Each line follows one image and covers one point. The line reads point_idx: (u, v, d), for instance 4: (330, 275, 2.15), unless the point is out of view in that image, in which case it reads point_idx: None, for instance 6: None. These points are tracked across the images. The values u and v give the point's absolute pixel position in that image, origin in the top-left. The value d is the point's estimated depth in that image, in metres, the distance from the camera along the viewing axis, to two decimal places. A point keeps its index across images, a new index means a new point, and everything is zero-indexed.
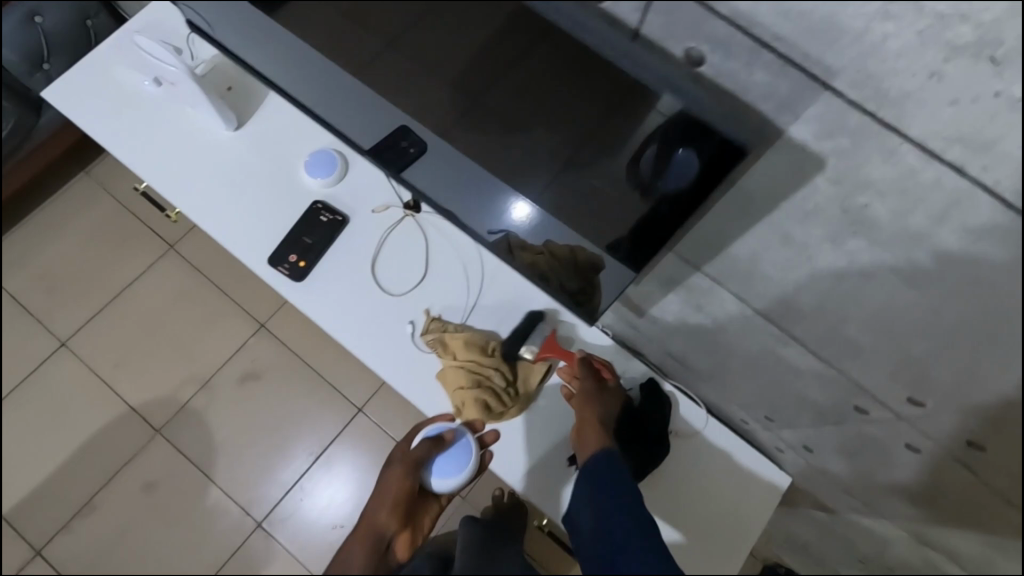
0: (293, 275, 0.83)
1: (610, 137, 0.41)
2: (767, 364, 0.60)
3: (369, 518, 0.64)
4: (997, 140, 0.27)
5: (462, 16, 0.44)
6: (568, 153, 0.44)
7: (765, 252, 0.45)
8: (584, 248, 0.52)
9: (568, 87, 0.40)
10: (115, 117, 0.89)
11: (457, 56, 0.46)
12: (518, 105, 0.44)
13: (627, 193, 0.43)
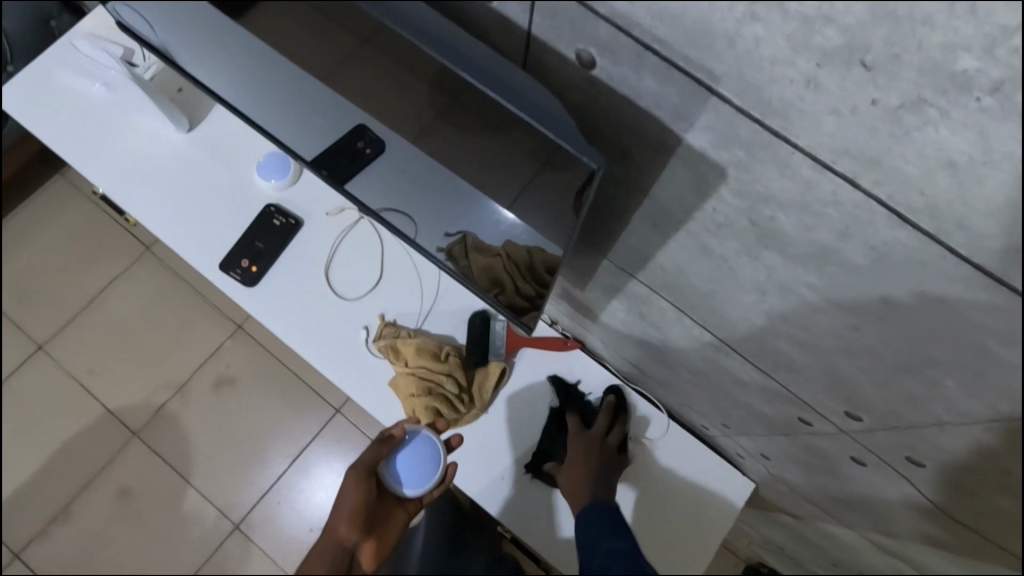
0: (245, 280, 0.81)
1: (501, 140, 0.39)
2: (712, 374, 0.58)
3: (330, 531, 0.61)
4: (881, 151, 0.25)
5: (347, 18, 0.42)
6: (470, 155, 0.42)
7: (689, 263, 0.43)
8: (545, 248, 0.48)
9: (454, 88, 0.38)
10: (65, 123, 0.88)
11: (358, 55, 0.44)
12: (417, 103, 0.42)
13: (534, 192, 0.41)
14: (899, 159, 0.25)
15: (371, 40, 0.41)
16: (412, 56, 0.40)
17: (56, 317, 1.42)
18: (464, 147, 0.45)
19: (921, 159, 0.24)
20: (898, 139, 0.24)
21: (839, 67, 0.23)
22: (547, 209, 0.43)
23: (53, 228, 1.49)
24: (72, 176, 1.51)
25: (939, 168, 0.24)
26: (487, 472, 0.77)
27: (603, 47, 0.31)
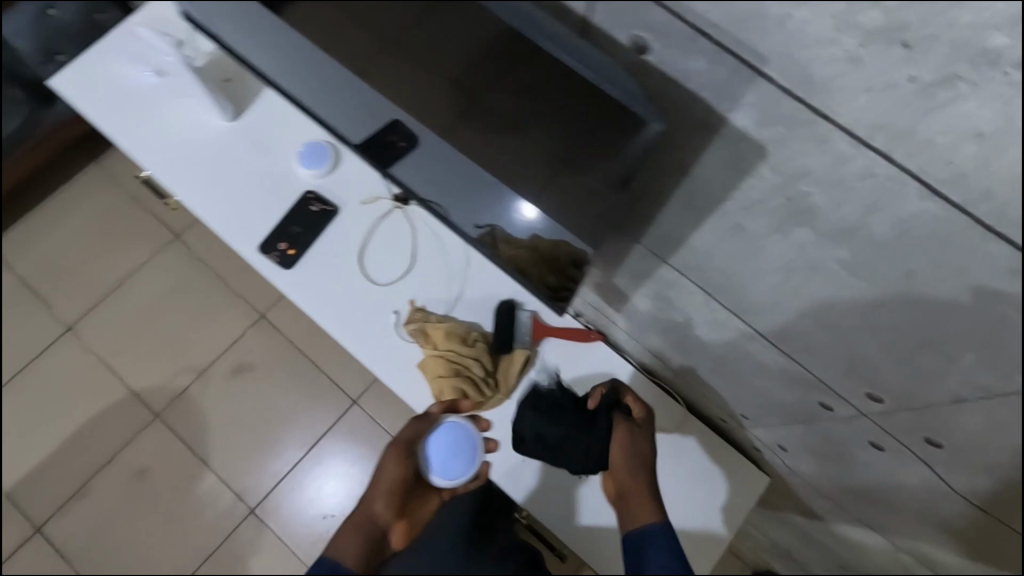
0: (282, 262, 0.85)
1: (537, 130, 0.44)
2: (733, 361, 0.60)
3: (368, 507, 0.68)
4: (912, 126, 0.28)
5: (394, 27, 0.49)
6: (507, 150, 0.47)
7: (720, 244, 0.46)
8: (568, 244, 0.50)
9: (491, 83, 0.44)
10: (118, 107, 0.92)
11: (398, 65, 0.51)
12: (455, 105, 0.48)
13: (567, 179, 0.46)
14: (928, 134, 0.27)
15: (424, 32, 0.47)
16: (449, 58, 0.46)
17: (84, 299, 1.46)
18: (480, 150, 0.50)
19: (948, 133, 0.27)
20: (929, 115, 0.27)
21: (879, 45, 0.26)
22: (564, 204, 0.47)
23: (84, 213, 1.52)
24: (106, 163, 1.55)
25: (964, 141, 0.26)
26: (507, 456, 0.80)
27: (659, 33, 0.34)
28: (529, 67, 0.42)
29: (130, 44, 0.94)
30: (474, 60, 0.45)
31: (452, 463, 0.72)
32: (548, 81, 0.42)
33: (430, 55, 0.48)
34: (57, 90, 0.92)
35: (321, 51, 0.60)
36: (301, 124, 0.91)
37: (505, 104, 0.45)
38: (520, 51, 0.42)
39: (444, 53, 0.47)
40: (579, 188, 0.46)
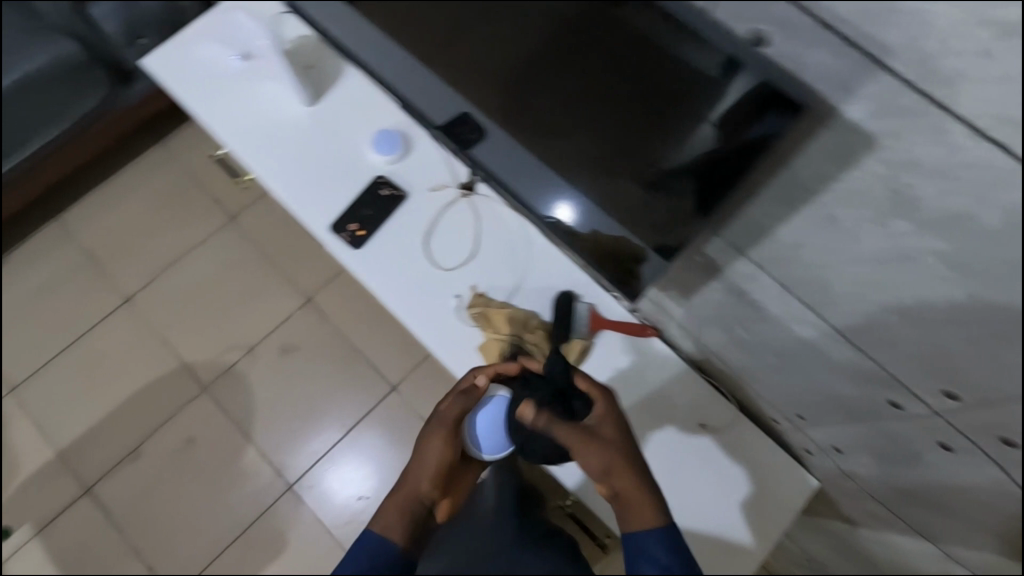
0: (352, 242, 0.89)
1: (588, 144, 0.59)
2: (800, 356, 0.62)
3: (413, 489, 0.66)
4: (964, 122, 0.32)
5: (481, 56, 0.64)
6: (567, 158, 0.62)
7: (810, 235, 0.48)
8: (627, 240, 0.63)
9: (553, 108, 0.60)
10: (206, 87, 0.97)
11: (483, 84, 0.66)
12: (529, 119, 0.63)
13: (609, 185, 0.60)
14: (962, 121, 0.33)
15: (505, 61, 0.62)
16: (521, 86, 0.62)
17: (142, 272, 1.52)
18: (549, 152, 0.64)
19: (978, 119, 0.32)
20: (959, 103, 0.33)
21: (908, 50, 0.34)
22: (610, 201, 0.61)
23: (146, 188, 1.59)
24: (171, 144, 1.62)
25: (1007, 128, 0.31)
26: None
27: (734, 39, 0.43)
28: (582, 96, 0.56)
29: (221, 29, 0.99)
30: (542, 88, 0.60)
31: (499, 440, 0.75)
32: (592, 108, 0.56)
33: (510, 79, 0.62)
34: (150, 70, 0.98)
35: (414, 60, 0.73)
36: (376, 112, 0.95)
37: (562, 123, 0.60)
38: (573, 84, 0.56)
39: (520, 78, 0.61)
40: (623, 189, 0.59)
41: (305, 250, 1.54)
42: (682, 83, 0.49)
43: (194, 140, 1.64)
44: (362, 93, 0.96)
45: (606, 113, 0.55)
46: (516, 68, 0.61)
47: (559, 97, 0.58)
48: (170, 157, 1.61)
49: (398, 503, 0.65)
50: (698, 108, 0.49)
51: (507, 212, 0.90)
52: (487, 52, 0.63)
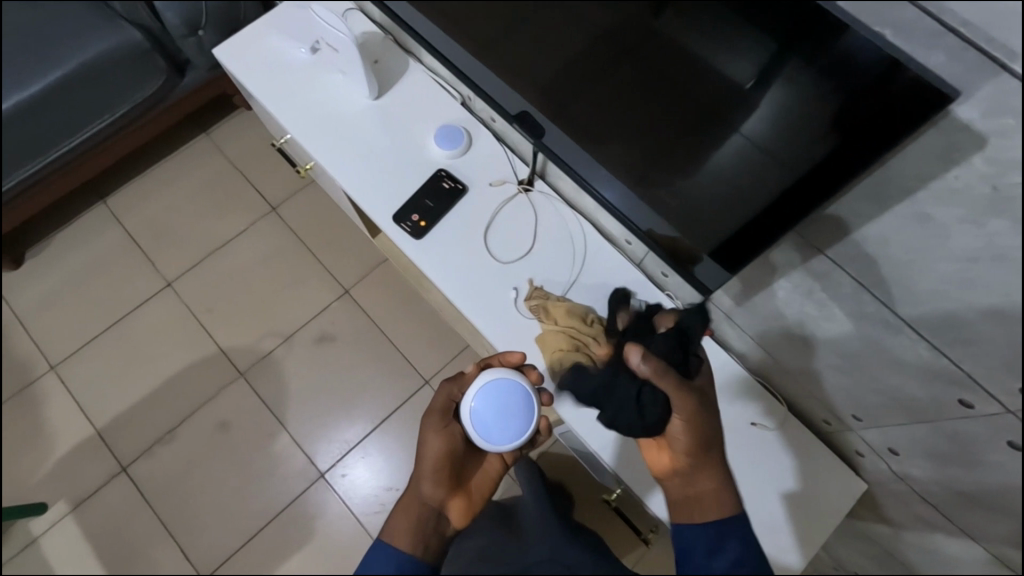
0: (414, 233, 0.91)
1: (626, 150, 0.71)
2: (866, 355, 0.64)
3: (415, 493, 0.72)
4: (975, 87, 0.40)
5: (525, 63, 0.74)
6: (613, 160, 0.74)
7: (898, 233, 0.51)
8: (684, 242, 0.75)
9: (595, 118, 0.72)
10: (273, 76, 1.00)
11: (527, 88, 0.78)
12: (576, 125, 0.76)
13: (646, 186, 0.73)
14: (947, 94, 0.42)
15: (547, 76, 0.73)
16: (561, 101, 0.75)
17: (184, 257, 1.56)
18: (597, 151, 0.76)
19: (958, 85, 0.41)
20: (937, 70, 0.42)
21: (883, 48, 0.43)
22: (651, 196, 0.73)
23: (190, 178, 1.63)
24: (215, 135, 1.67)
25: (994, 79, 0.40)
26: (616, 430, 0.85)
27: (757, 48, 0.50)
28: (615, 109, 0.68)
29: (289, 20, 1.02)
30: (583, 100, 0.71)
31: (495, 424, 0.76)
32: (625, 118, 0.67)
33: (551, 90, 0.74)
34: (218, 57, 1.00)
35: (475, 62, 0.84)
36: (439, 109, 0.99)
37: (599, 131, 0.73)
38: (609, 96, 0.67)
39: (560, 89, 0.73)
40: (657, 185, 0.71)
41: (344, 243, 1.58)
42: (710, 95, 0.56)
43: (239, 133, 1.69)
44: (425, 89, 1.00)
45: (638, 124, 0.66)
46: (554, 82, 0.73)
47: (600, 111, 0.70)
48: (214, 148, 1.66)
49: (404, 513, 0.70)
50: (727, 122, 0.56)
51: (564, 209, 0.93)
52: (530, 70, 0.75)
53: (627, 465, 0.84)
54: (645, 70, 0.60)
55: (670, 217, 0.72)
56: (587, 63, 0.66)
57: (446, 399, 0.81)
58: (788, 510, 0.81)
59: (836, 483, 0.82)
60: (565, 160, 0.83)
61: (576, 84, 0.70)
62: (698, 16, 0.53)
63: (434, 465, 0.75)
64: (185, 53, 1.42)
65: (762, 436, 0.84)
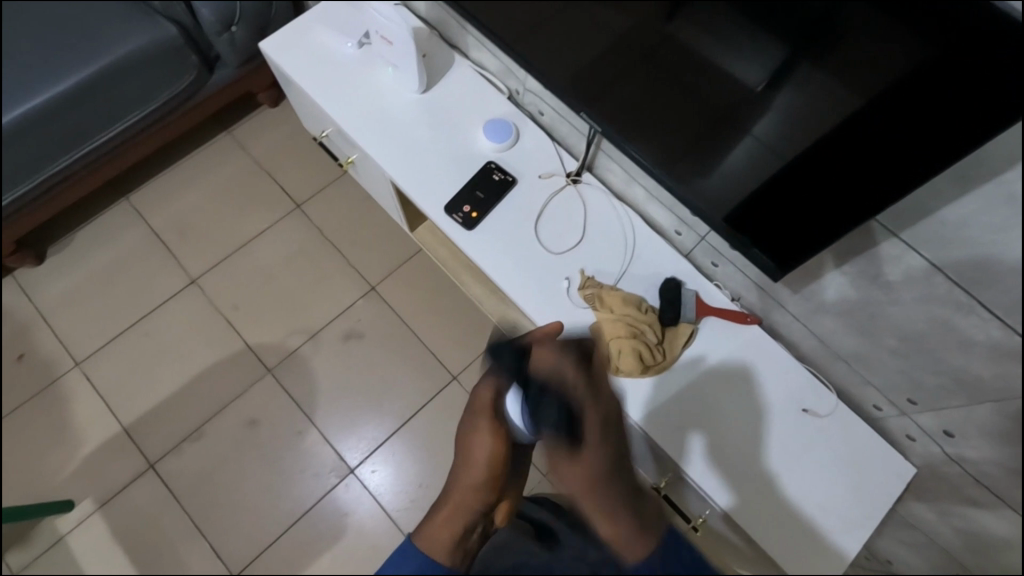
0: (465, 223, 0.93)
1: (659, 147, 0.85)
2: (931, 336, 0.67)
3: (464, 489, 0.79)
4: (963, 76, 0.50)
5: (563, 68, 0.90)
6: (654, 159, 0.86)
7: (982, 213, 0.55)
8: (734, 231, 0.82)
9: (630, 119, 0.86)
10: (321, 71, 1.03)
11: (563, 80, 0.91)
12: (611, 124, 0.88)
13: (674, 179, 0.85)
14: (918, 92, 0.53)
15: (585, 77, 0.87)
16: (592, 106, 0.89)
17: (213, 255, 1.57)
18: (631, 147, 0.88)
19: (924, 84, 0.52)
20: (903, 74, 0.53)
21: (861, 54, 0.56)
22: (678, 183, 0.85)
23: (216, 177, 1.64)
24: (239, 134, 1.69)
25: (970, 67, 0.49)
26: (669, 411, 0.88)
27: (766, 55, 0.64)
28: (650, 110, 0.82)
29: (337, 18, 1.05)
30: (617, 105, 0.86)
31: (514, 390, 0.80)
32: (657, 117, 0.82)
33: (584, 89, 0.89)
34: (266, 51, 1.03)
35: (527, 61, 0.93)
36: (486, 104, 1.02)
37: (628, 129, 0.87)
38: (641, 99, 0.82)
39: (597, 94, 0.88)
40: (684, 172, 0.84)
41: (370, 241, 1.59)
42: (733, 98, 0.70)
43: (264, 132, 1.71)
44: (470, 84, 1.03)
45: (673, 121, 0.80)
46: (583, 81, 0.88)
47: (634, 111, 0.84)
48: (240, 147, 1.67)
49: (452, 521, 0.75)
50: (748, 120, 0.70)
51: (612, 201, 0.97)
52: (564, 78, 0.90)
53: (683, 452, 0.86)
54: (679, 78, 0.75)
55: (706, 205, 0.83)
56: (615, 63, 0.82)
57: (492, 398, 0.83)
58: (841, 495, 0.84)
59: (890, 465, 0.85)
60: (615, 132, 0.88)
61: (611, 87, 0.85)
62: (716, 31, 0.67)
63: (485, 473, 0.80)
64: (216, 47, 1.43)
65: (813, 422, 0.87)
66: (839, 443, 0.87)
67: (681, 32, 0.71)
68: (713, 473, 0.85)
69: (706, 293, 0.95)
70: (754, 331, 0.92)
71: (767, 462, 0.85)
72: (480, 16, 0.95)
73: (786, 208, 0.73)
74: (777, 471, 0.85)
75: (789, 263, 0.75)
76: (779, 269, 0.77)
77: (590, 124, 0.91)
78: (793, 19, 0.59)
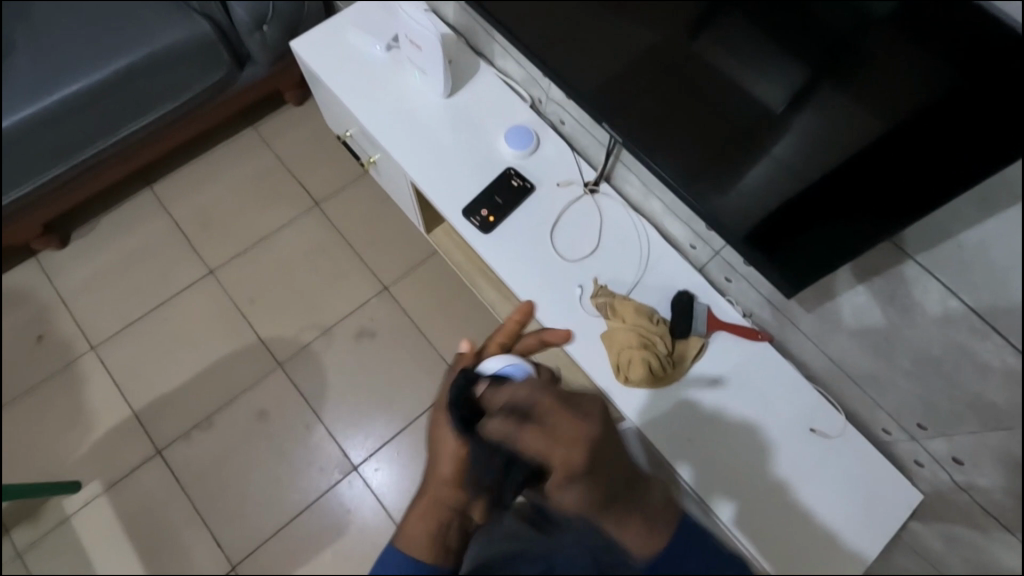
0: (482, 227, 0.95)
1: (678, 163, 0.85)
2: (947, 360, 0.67)
3: (437, 492, 0.73)
4: (973, 94, 0.51)
5: (585, 79, 0.91)
6: (679, 175, 0.86)
7: (1006, 236, 0.55)
8: (751, 249, 0.82)
9: (650, 134, 0.86)
10: (349, 71, 1.05)
11: (582, 91, 0.92)
12: (632, 135, 0.88)
13: (692, 193, 0.85)
14: (931, 115, 0.54)
15: (604, 90, 0.89)
16: (613, 119, 0.90)
17: (229, 248, 1.59)
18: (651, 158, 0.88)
19: (943, 109, 0.53)
20: (919, 94, 0.54)
21: (880, 69, 0.57)
22: (697, 194, 0.85)
23: (240, 171, 1.67)
24: (264, 130, 1.72)
25: (979, 83, 0.50)
26: (679, 425, 0.89)
27: (790, 74, 0.65)
28: (671, 123, 0.83)
29: (365, 19, 1.08)
30: (638, 119, 0.87)
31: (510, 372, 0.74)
32: (675, 132, 0.83)
33: (603, 101, 0.90)
34: (296, 50, 1.06)
35: (551, 68, 0.95)
36: (508, 111, 1.04)
37: (646, 138, 0.87)
38: (661, 113, 0.83)
39: (618, 107, 0.88)
40: (702, 186, 0.84)
41: (386, 241, 1.61)
42: (755, 116, 0.71)
43: (288, 129, 1.74)
44: (494, 90, 1.05)
45: (691, 136, 0.81)
46: (604, 94, 0.89)
47: (653, 125, 0.85)
48: (264, 144, 1.70)
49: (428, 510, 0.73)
50: (767, 137, 0.71)
51: (629, 212, 0.98)
52: (585, 89, 0.91)
53: (687, 465, 0.87)
54: (702, 93, 0.76)
55: (724, 220, 0.83)
56: (637, 75, 0.83)
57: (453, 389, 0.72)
58: (841, 520, 0.84)
59: (895, 492, 0.85)
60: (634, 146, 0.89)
61: (631, 99, 0.86)
62: (739, 51, 0.68)
63: (453, 469, 0.71)
64: (248, 45, 1.46)
65: (821, 441, 0.87)
66: (846, 466, 0.87)
67: (706, 50, 0.72)
68: (715, 481, 0.86)
69: (719, 308, 0.95)
70: (765, 348, 0.92)
71: (772, 479, 0.86)
72: (507, 23, 0.96)
73: (800, 226, 0.73)
74: (781, 488, 0.86)
75: (811, 279, 0.75)
76: (795, 286, 0.77)
77: (610, 135, 0.93)
78: (816, 37, 0.60)
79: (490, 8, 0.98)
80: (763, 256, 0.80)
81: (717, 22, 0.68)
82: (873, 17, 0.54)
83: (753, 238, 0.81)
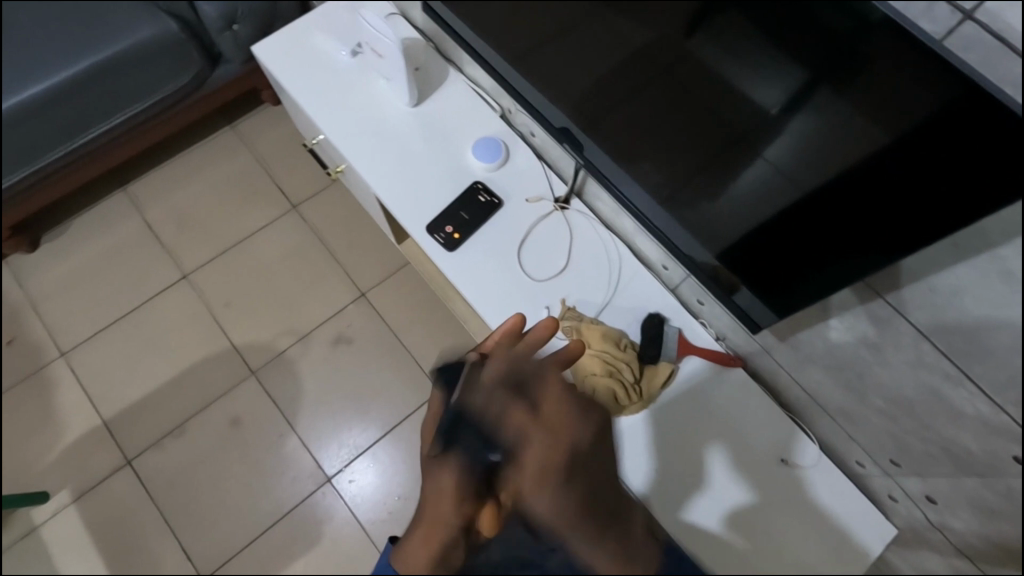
0: (447, 244, 0.94)
1: (663, 167, 0.81)
2: (920, 402, 0.65)
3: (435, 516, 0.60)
4: (994, 134, 0.47)
5: (565, 82, 0.87)
6: (655, 189, 0.84)
7: (975, 285, 0.53)
8: (728, 269, 0.80)
9: (633, 137, 0.82)
10: (314, 77, 1.04)
11: (562, 99, 0.90)
12: (619, 142, 0.85)
13: (665, 207, 0.84)
14: (939, 152, 0.50)
15: (584, 97, 0.86)
16: (598, 127, 0.87)
17: (204, 251, 1.56)
18: (634, 173, 0.86)
19: (959, 138, 0.49)
20: (932, 127, 0.50)
21: (890, 88, 0.52)
22: (679, 206, 0.82)
23: (216, 171, 1.63)
24: (240, 129, 1.68)
25: (1000, 128, 0.46)
26: (646, 462, 0.87)
27: (787, 77, 0.59)
28: (651, 135, 0.79)
29: (334, 25, 1.06)
30: (625, 126, 0.82)
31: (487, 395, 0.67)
32: (653, 142, 0.79)
33: (583, 107, 0.87)
34: (259, 53, 1.03)
35: (524, 77, 0.93)
36: (478, 124, 1.03)
37: (620, 146, 0.85)
38: (643, 122, 0.79)
39: (598, 111, 0.85)
40: (681, 202, 0.81)
41: (365, 246, 1.58)
42: (746, 126, 0.66)
43: (265, 128, 1.70)
44: (464, 102, 1.04)
45: (669, 145, 0.77)
46: (585, 100, 0.86)
47: (635, 130, 0.81)
48: (241, 143, 1.67)
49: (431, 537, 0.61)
50: (754, 149, 0.66)
51: (599, 230, 0.97)
52: (562, 99, 0.90)
53: (667, 508, 0.85)
54: (688, 100, 0.70)
55: (707, 234, 0.80)
56: (612, 83, 0.80)
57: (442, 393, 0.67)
58: (822, 548, 0.82)
59: (873, 525, 0.83)
60: (602, 169, 0.91)
61: (611, 101, 0.82)
62: (734, 49, 0.62)
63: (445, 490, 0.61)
64: (223, 44, 1.43)
65: (792, 472, 0.86)
66: (823, 496, 0.85)
67: (698, 49, 0.66)
68: (691, 513, 0.84)
69: (690, 332, 0.94)
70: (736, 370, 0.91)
71: (748, 513, 0.84)
72: (479, 37, 0.96)
73: (777, 246, 0.70)
74: (760, 516, 0.84)
75: (797, 303, 0.71)
76: (773, 301, 0.75)
77: (579, 154, 0.93)
78: (818, 43, 0.55)
79: (458, 24, 0.98)
80: (743, 270, 0.78)
81: (714, 16, 0.62)
82: (872, 20, 0.51)
83: (727, 248, 0.78)
